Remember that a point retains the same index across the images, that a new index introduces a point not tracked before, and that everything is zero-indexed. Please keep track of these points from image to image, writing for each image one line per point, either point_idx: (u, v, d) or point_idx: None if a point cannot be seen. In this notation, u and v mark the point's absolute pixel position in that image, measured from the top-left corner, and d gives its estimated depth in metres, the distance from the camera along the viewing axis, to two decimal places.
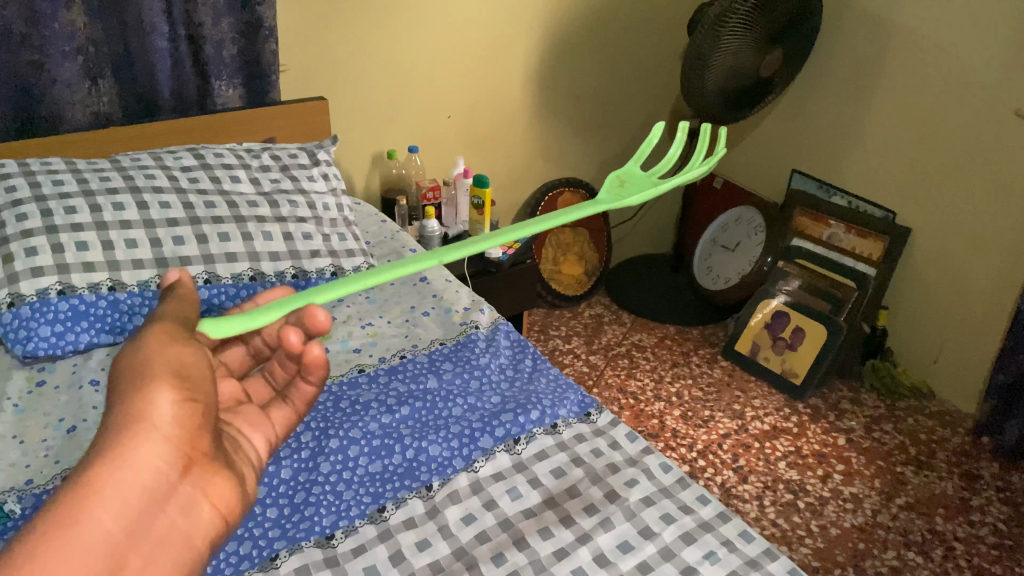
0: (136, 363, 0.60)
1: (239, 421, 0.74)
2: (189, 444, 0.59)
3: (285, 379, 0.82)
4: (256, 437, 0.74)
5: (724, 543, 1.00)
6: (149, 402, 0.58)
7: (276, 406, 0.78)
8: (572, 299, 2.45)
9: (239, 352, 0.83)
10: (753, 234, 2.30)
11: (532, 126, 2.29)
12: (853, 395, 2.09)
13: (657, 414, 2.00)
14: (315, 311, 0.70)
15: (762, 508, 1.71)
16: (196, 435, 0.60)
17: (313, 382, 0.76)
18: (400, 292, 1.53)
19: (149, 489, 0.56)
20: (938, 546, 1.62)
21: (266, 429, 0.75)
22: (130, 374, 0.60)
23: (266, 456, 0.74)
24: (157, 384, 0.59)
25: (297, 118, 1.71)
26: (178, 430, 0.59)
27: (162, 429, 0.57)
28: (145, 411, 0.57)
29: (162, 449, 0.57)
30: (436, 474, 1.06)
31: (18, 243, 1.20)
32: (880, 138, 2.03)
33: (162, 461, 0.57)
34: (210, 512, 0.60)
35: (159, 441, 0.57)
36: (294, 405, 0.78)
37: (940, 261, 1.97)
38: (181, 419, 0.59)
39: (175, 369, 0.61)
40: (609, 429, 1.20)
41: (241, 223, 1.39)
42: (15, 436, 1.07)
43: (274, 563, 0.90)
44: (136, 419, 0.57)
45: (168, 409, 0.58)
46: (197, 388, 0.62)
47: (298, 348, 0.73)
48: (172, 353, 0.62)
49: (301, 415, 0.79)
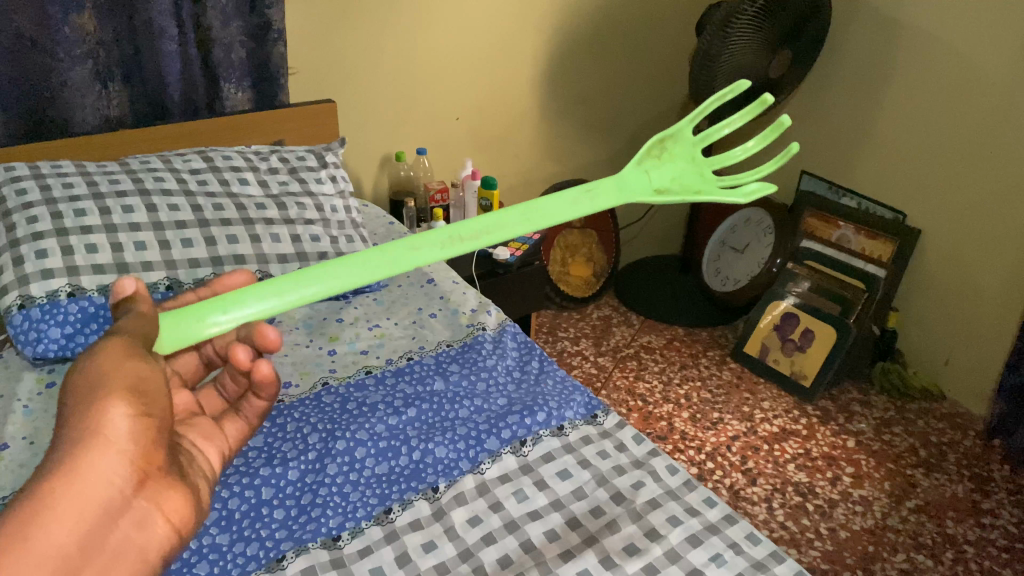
0: (89, 383, 0.57)
1: (195, 434, 0.73)
2: (145, 459, 0.57)
3: (237, 391, 0.82)
4: (210, 449, 0.73)
5: (731, 545, 1.00)
6: (103, 415, 0.55)
7: (230, 419, 0.78)
8: (581, 300, 2.44)
9: (191, 359, 0.83)
10: (762, 236, 2.26)
11: (541, 127, 2.29)
12: (862, 397, 2.09)
13: (666, 416, 2.00)
14: (264, 330, 0.71)
15: (772, 510, 1.71)
16: (151, 448, 0.58)
17: (264, 397, 0.78)
18: (407, 293, 1.53)
19: (102, 504, 0.53)
20: (949, 549, 1.61)
21: (220, 441, 0.74)
22: (85, 388, 0.56)
23: (220, 468, 0.73)
24: (112, 398, 0.56)
25: (306, 120, 1.72)
26: (134, 445, 0.56)
27: (116, 442, 0.55)
28: (98, 425, 0.55)
29: (116, 465, 0.55)
30: (443, 475, 1.06)
31: (28, 245, 1.21)
32: (890, 138, 2.02)
33: (118, 475, 0.55)
34: (165, 525, 0.59)
35: (113, 455, 0.54)
36: (246, 418, 0.79)
37: (952, 263, 1.96)
38: (136, 435, 0.57)
39: (132, 382, 0.58)
40: (616, 431, 1.20)
41: (250, 225, 1.40)
42: (24, 437, 1.08)
43: (281, 564, 0.91)
44: (89, 434, 0.54)
45: (123, 424, 0.56)
46: (154, 403, 0.59)
47: (246, 365, 0.74)
48: (129, 368, 0.58)
49: (252, 429, 0.79)
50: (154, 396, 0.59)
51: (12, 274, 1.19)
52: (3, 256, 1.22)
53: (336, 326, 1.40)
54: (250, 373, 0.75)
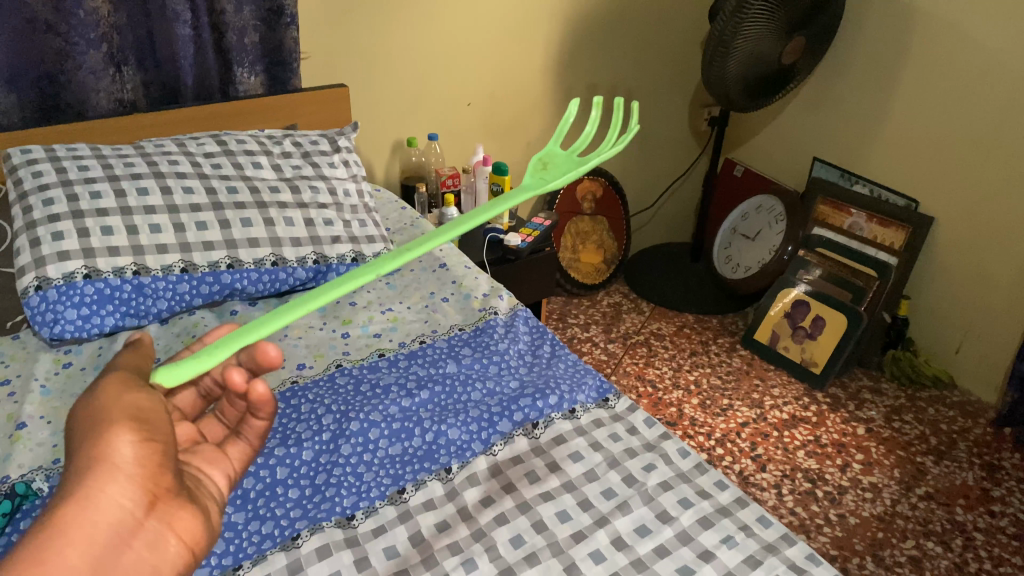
0: (94, 417, 0.60)
1: (198, 460, 0.73)
2: (153, 482, 0.60)
3: (236, 417, 0.80)
4: (215, 473, 0.73)
5: (742, 527, 1.00)
6: (110, 444, 0.58)
7: (231, 443, 0.77)
8: (591, 287, 2.45)
9: (190, 394, 0.81)
10: (774, 222, 2.25)
11: (553, 113, 2.28)
12: (873, 384, 2.08)
13: (676, 402, 2.00)
14: (265, 347, 0.71)
15: (781, 496, 1.71)
16: (159, 472, 0.60)
17: (263, 418, 0.76)
18: (419, 277, 1.54)
19: (114, 526, 0.56)
20: (958, 536, 1.62)
21: (224, 464, 0.75)
22: (91, 421, 0.60)
23: (227, 491, 0.73)
24: (116, 428, 0.59)
25: (318, 105, 1.72)
26: (141, 469, 0.59)
27: (124, 469, 0.58)
28: (105, 454, 0.58)
29: (125, 488, 0.57)
30: (456, 457, 1.08)
31: (44, 227, 1.22)
32: (903, 126, 2.01)
33: (127, 499, 0.57)
34: (177, 545, 0.60)
35: (122, 480, 0.57)
36: (248, 440, 0.78)
37: (964, 251, 1.95)
38: (142, 460, 0.60)
39: (134, 413, 0.62)
40: (627, 414, 1.20)
41: (264, 209, 1.40)
42: (42, 416, 1.10)
43: (295, 543, 0.93)
44: (97, 462, 0.57)
45: (128, 451, 0.59)
46: (157, 430, 0.62)
47: (242, 388, 0.72)
48: (127, 401, 0.62)
49: (256, 449, 0.78)
50: (156, 424, 0.63)
51: (29, 255, 1.20)
52: (20, 238, 1.23)
53: (349, 310, 1.40)
54: (246, 396, 0.73)
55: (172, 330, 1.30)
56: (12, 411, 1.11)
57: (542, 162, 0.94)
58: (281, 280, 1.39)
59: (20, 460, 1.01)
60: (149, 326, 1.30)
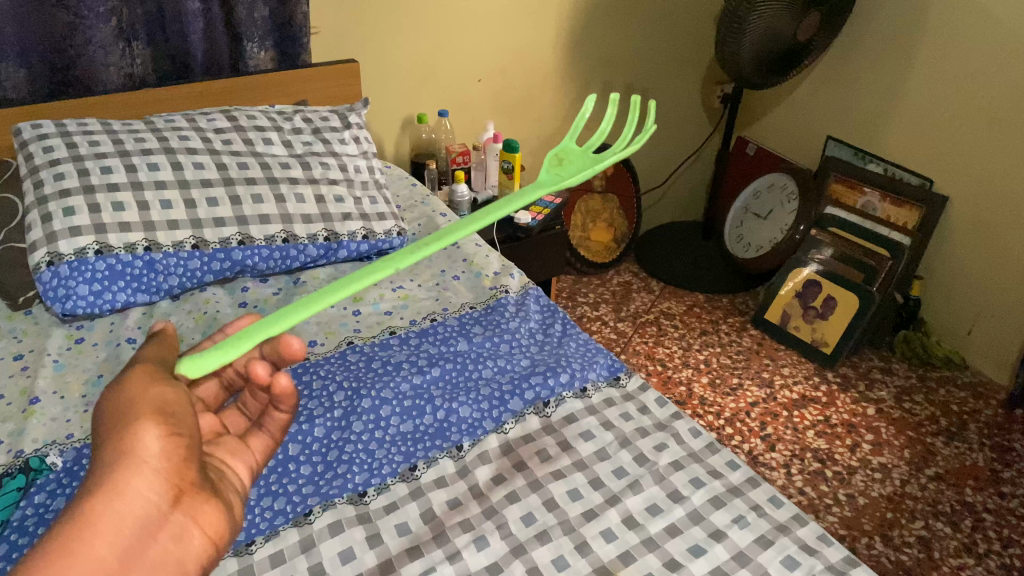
0: (120, 409, 0.60)
1: (221, 451, 0.72)
2: (178, 475, 0.59)
3: (258, 409, 0.82)
4: (237, 466, 0.73)
5: (754, 507, 0.99)
6: (136, 437, 0.58)
7: (253, 435, 0.77)
8: (601, 266, 2.43)
9: (213, 385, 0.82)
10: (786, 202, 2.24)
11: (564, 90, 2.26)
12: (884, 364, 2.08)
13: (685, 381, 2.00)
14: (290, 339, 0.74)
15: (790, 475, 1.72)
16: (184, 466, 0.60)
17: (285, 410, 0.76)
18: (430, 255, 1.53)
19: (140, 520, 0.55)
20: (968, 517, 1.62)
21: (246, 456, 0.74)
22: (117, 414, 0.60)
23: (249, 484, 0.72)
24: (142, 422, 0.59)
25: (329, 80, 1.70)
26: (167, 463, 0.58)
27: (150, 462, 0.57)
28: (131, 446, 0.57)
29: (151, 481, 0.57)
30: (467, 435, 1.08)
31: (56, 202, 1.22)
32: (919, 104, 1.98)
33: (153, 493, 0.56)
34: (201, 538, 0.59)
35: (148, 473, 0.57)
36: (270, 433, 0.77)
37: (979, 230, 1.93)
38: (168, 453, 0.59)
39: (159, 407, 0.61)
40: (638, 394, 1.20)
41: (274, 185, 1.39)
42: (55, 390, 1.11)
43: (307, 518, 0.94)
44: (123, 455, 0.57)
45: (154, 444, 0.58)
46: (182, 424, 0.62)
47: (265, 380, 0.72)
48: (153, 394, 0.62)
49: (278, 443, 0.78)
50: (181, 418, 0.62)
51: (40, 231, 1.20)
52: (32, 213, 1.23)
53: None
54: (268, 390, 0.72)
55: (184, 306, 1.30)
56: (26, 385, 1.12)
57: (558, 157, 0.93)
58: (292, 257, 1.38)
59: (34, 435, 1.02)
60: (160, 302, 1.31)
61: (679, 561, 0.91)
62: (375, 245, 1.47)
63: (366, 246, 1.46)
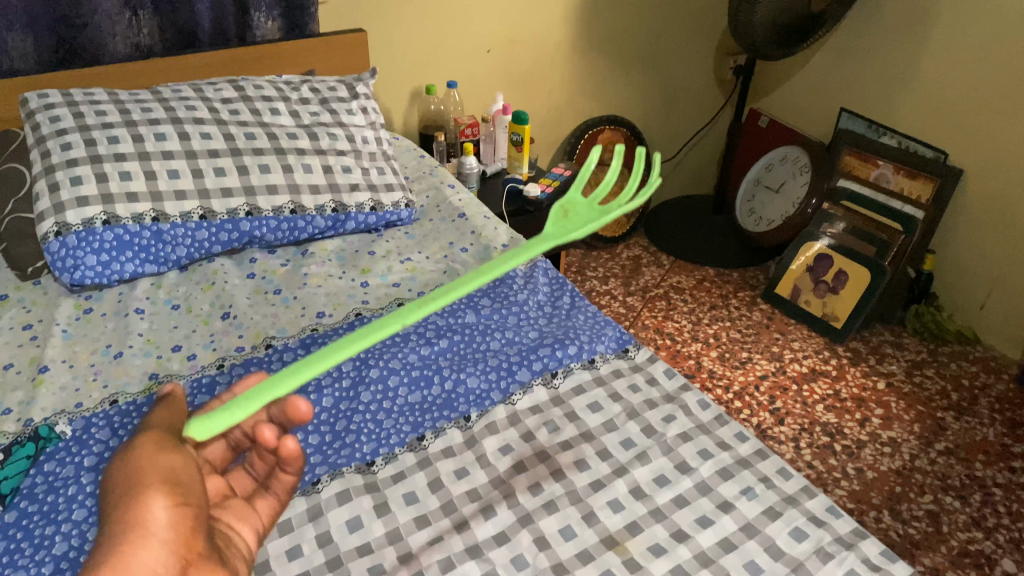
0: (130, 482, 0.61)
1: (228, 516, 0.73)
2: (187, 547, 0.59)
3: (265, 469, 0.80)
4: (244, 529, 0.73)
5: (762, 479, 0.99)
6: (146, 509, 0.58)
7: (260, 497, 0.78)
8: (610, 240, 2.40)
9: (220, 446, 0.81)
10: (797, 175, 2.24)
11: (574, 61, 2.23)
12: (895, 339, 2.06)
13: (694, 355, 1.99)
14: (297, 402, 0.73)
15: (799, 449, 1.71)
16: (192, 537, 0.60)
17: (292, 471, 0.78)
18: (439, 227, 1.50)
19: None
20: (977, 492, 1.61)
21: (253, 520, 0.75)
22: (127, 485, 0.61)
23: (255, 547, 0.74)
24: (151, 494, 0.60)
25: (336, 50, 1.69)
26: (174, 534, 0.58)
27: (158, 532, 0.58)
28: (140, 519, 0.58)
29: (160, 554, 0.56)
30: (475, 405, 1.08)
31: (63, 172, 1.22)
32: (935, 76, 1.95)
33: (161, 565, 0.56)
34: None
35: (155, 542, 0.57)
36: (277, 495, 0.78)
37: (995, 203, 1.90)
38: (176, 524, 0.59)
39: (168, 478, 0.62)
40: (647, 365, 1.19)
41: (282, 155, 1.39)
42: (65, 360, 1.12)
43: (316, 488, 0.94)
44: (133, 528, 0.57)
45: (163, 515, 0.59)
46: (190, 495, 0.63)
47: (272, 443, 0.73)
48: (162, 464, 0.63)
49: (284, 505, 0.79)
50: (189, 488, 0.63)
51: (48, 200, 1.20)
52: (39, 183, 1.22)
53: (368, 259, 1.39)
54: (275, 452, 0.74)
55: (192, 277, 1.31)
56: (35, 354, 1.13)
57: (564, 208, 1.00)
58: (300, 228, 1.38)
59: (44, 404, 1.03)
60: (169, 273, 1.31)
61: (686, 532, 0.91)
62: (383, 216, 1.46)
63: (374, 218, 1.45)
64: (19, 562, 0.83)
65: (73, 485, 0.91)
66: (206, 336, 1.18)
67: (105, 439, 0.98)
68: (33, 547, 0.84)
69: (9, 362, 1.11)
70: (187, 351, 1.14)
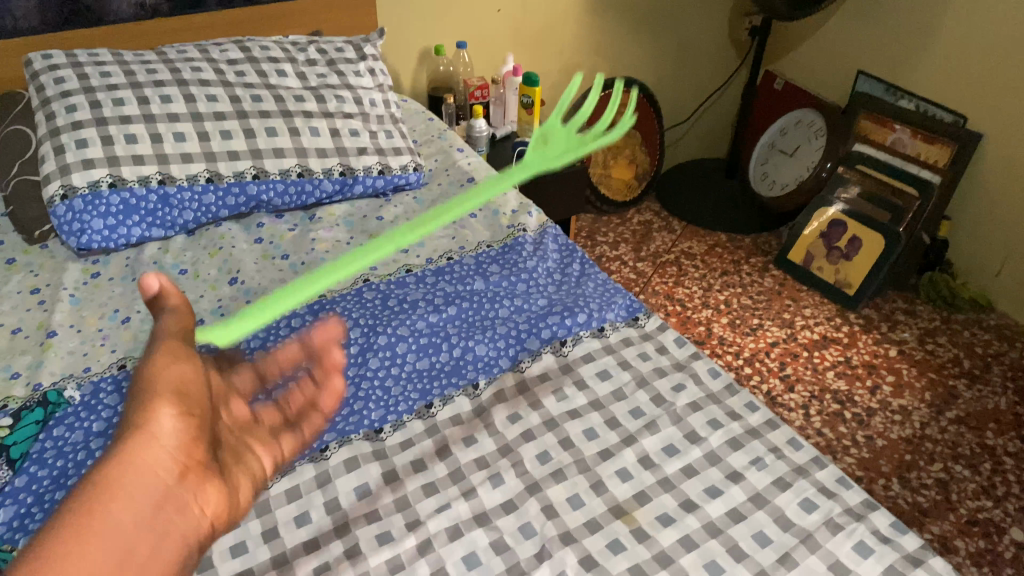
0: (143, 388, 0.65)
1: (253, 438, 0.78)
2: (186, 453, 0.63)
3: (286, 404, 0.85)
4: (263, 454, 0.78)
5: (772, 449, 0.98)
6: (154, 416, 0.63)
7: (286, 432, 0.82)
8: (621, 205, 2.37)
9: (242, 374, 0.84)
10: (813, 138, 2.20)
11: (587, 21, 2.19)
12: (908, 307, 2.03)
13: (705, 321, 1.98)
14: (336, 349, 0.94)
15: (808, 416, 1.71)
16: (193, 445, 0.64)
17: (325, 409, 0.88)
18: (447, 192, 1.48)
19: (151, 493, 0.59)
20: (987, 460, 1.60)
21: (274, 448, 0.80)
22: (140, 392, 0.65)
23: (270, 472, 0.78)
24: (159, 403, 0.64)
25: (343, 10, 1.66)
26: (178, 442, 0.63)
27: (162, 439, 0.62)
28: (148, 423, 0.62)
29: (161, 457, 0.61)
30: (483, 373, 1.07)
31: (68, 134, 1.20)
32: (955, 37, 1.90)
33: (163, 467, 0.61)
34: (203, 516, 0.63)
35: (159, 448, 0.61)
36: (300, 432, 0.84)
37: (1014, 169, 1.86)
38: (179, 432, 0.64)
39: (177, 387, 0.67)
40: (657, 334, 1.18)
41: (289, 118, 1.37)
42: (72, 325, 1.12)
43: (324, 454, 0.94)
44: (140, 430, 0.61)
45: (169, 423, 0.63)
46: (196, 405, 0.67)
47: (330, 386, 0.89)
48: (172, 372, 0.67)
49: (302, 442, 0.84)
50: (195, 397, 0.68)
51: (53, 163, 1.19)
52: (45, 145, 1.21)
53: (376, 225, 1.37)
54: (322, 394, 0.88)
55: (199, 241, 1.30)
56: (43, 319, 1.13)
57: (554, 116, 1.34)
58: (308, 193, 1.36)
59: (52, 368, 1.04)
60: (176, 237, 1.30)
61: (695, 502, 0.90)
62: (391, 181, 1.44)
63: (382, 182, 1.43)
64: (30, 527, 0.84)
65: (82, 450, 0.91)
66: (213, 301, 1.17)
67: (113, 405, 0.98)
68: (44, 512, 0.85)
69: (18, 326, 1.11)
70: (195, 317, 1.14)
